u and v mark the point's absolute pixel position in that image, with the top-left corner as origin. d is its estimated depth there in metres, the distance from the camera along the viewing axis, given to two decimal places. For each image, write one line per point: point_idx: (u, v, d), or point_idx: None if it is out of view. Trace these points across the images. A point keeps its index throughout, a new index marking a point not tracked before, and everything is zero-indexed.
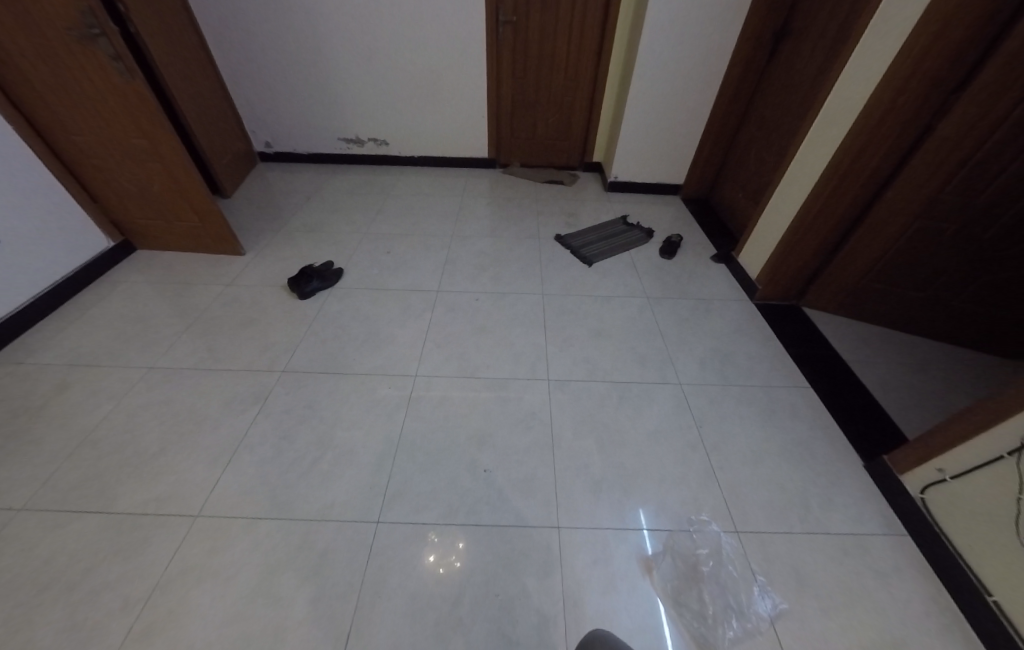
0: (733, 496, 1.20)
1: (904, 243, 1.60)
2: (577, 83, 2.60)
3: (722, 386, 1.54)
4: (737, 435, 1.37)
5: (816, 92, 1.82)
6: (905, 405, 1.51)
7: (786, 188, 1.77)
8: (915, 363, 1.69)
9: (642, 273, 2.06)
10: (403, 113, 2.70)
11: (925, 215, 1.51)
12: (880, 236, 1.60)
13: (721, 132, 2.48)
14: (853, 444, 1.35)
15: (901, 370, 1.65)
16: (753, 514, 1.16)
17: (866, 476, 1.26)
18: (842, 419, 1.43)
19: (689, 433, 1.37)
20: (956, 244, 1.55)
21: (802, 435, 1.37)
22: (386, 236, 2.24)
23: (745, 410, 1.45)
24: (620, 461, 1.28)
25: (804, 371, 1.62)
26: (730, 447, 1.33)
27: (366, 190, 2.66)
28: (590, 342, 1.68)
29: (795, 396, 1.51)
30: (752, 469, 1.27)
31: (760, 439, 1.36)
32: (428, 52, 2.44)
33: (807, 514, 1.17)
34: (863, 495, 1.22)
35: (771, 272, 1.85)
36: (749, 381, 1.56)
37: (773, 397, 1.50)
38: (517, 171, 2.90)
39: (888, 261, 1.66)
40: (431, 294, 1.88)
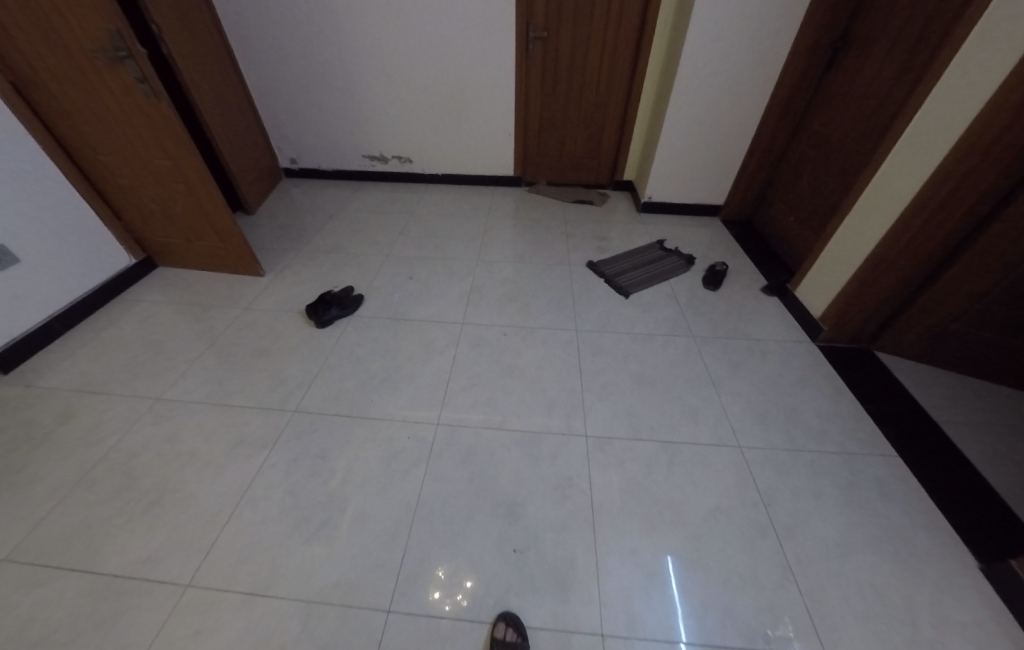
0: (817, 606, 1.00)
1: (1013, 283, 1.32)
2: (609, 98, 2.40)
3: (791, 453, 1.31)
4: (815, 521, 1.15)
5: (894, 106, 1.50)
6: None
7: (856, 221, 1.50)
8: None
9: (687, 306, 1.84)
10: (431, 129, 2.60)
11: None
12: (982, 275, 1.32)
13: (767, 147, 2.15)
14: (963, 539, 1.11)
15: (1012, 434, 1.37)
16: (844, 635, 0.95)
17: (983, 583, 1.04)
18: (945, 503, 1.19)
19: (756, 515, 1.17)
20: None
21: (896, 525, 1.14)
22: (408, 260, 2.11)
23: (824, 487, 1.23)
24: (677, 549, 1.09)
25: (889, 435, 1.36)
26: (808, 536, 1.12)
27: (389, 209, 2.56)
28: (632, 390, 1.49)
29: (883, 469, 1.27)
30: (838, 569, 1.06)
31: (844, 526, 1.14)
32: (459, 68, 2.33)
33: (915, 638, 0.94)
34: (983, 615, 0.99)
35: (839, 314, 1.59)
36: (824, 446, 1.33)
37: (856, 470, 1.27)
38: (545, 190, 2.74)
39: (991, 304, 1.38)
40: (456, 327, 1.74)
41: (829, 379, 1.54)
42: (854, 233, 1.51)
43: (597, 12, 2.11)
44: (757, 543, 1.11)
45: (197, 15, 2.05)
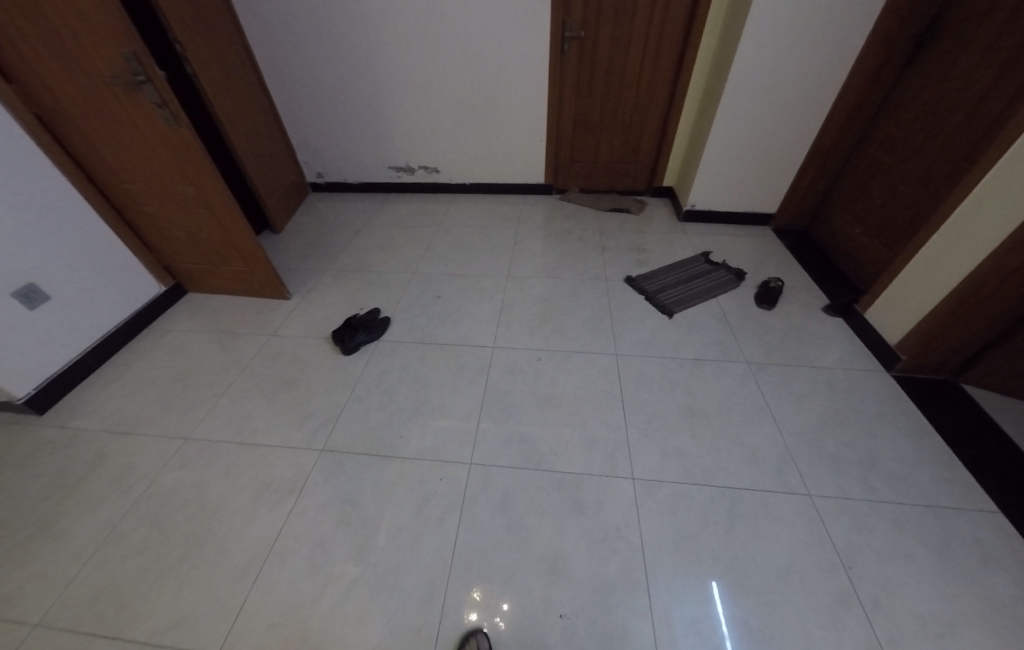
0: None
1: None
2: (650, 101, 2.30)
3: (868, 504, 1.17)
4: (905, 592, 1.02)
5: (991, 118, 1.39)
6: None
7: (944, 240, 1.35)
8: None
9: (737, 330, 1.71)
10: (456, 137, 2.51)
11: None
12: None
13: (829, 157, 2.06)
14: None
15: None
16: None
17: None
18: None
19: (833, 581, 1.04)
20: None
21: (1001, 602, 1.00)
22: (435, 277, 2.03)
23: (912, 549, 1.09)
24: (747, 620, 0.98)
25: (986, 486, 1.21)
26: (898, 610, 0.99)
27: (415, 222, 2.49)
28: (682, 424, 1.36)
29: (979, 529, 1.12)
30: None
31: (939, 597, 1.01)
32: (487, 75, 2.23)
33: None
34: None
35: (920, 341, 1.44)
36: (907, 500, 1.18)
37: (948, 529, 1.12)
38: (578, 198, 2.63)
39: None
40: (487, 351, 1.64)
41: (907, 416, 1.39)
42: (941, 254, 1.36)
43: (640, 13, 2.01)
44: (838, 614, 0.98)
45: (226, 37, 2.02)
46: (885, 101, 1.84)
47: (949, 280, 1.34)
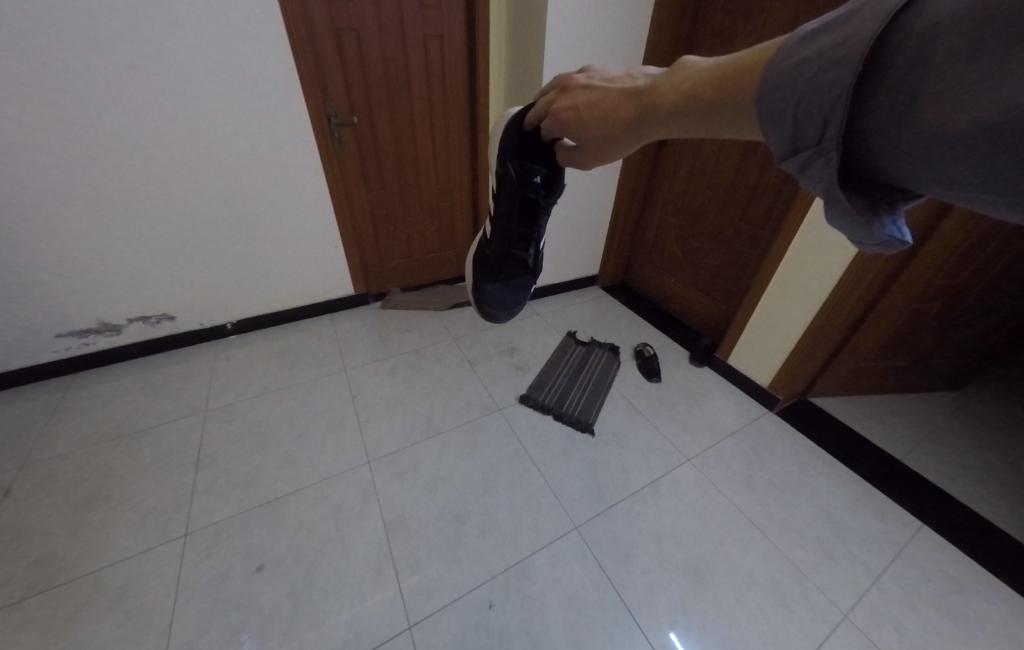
0: None
1: (904, 332, 1.37)
2: (453, 184, 2.02)
3: (873, 582, 1.07)
4: None
5: (754, 179, 1.57)
6: (991, 491, 1.31)
7: (778, 289, 1.44)
8: (949, 426, 1.55)
9: (655, 418, 1.53)
10: (189, 262, 1.58)
11: (922, 302, 1.28)
12: (881, 332, 1.32)
13: (627, 220, 2.15)
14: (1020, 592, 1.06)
15: (940, 443, 1.47)
16: None
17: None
18: (983, 557, 1.13)
19: None
20: (940, 320, 1.38)
21: (995, 620, 1.01)
22: (232, 525, 1.12)
23: (924, 606, 1.03)
24: None
25: (894, 496, 1.28)
26: None
27: (148, 417, 1.40)
28: (700, 597, 1.04)
29: (931, 547, 1.15)
30: None
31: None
32: (222, 169, 1.47)
33: None
34: None
35: (787, 381, 1.50)
36: (879, 548, 1.15)
37: (919, 563, 1.12)
38: (405, 302, 2.09)
39: (888, 350, 1.43)
40: (399, 642, 0.93)
41: (812, 452, 1.42)
42: (783, 301, 1.43)
43: (415, 92, 1.70)
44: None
45: None
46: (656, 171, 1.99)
47: (796, 324, 1.42)
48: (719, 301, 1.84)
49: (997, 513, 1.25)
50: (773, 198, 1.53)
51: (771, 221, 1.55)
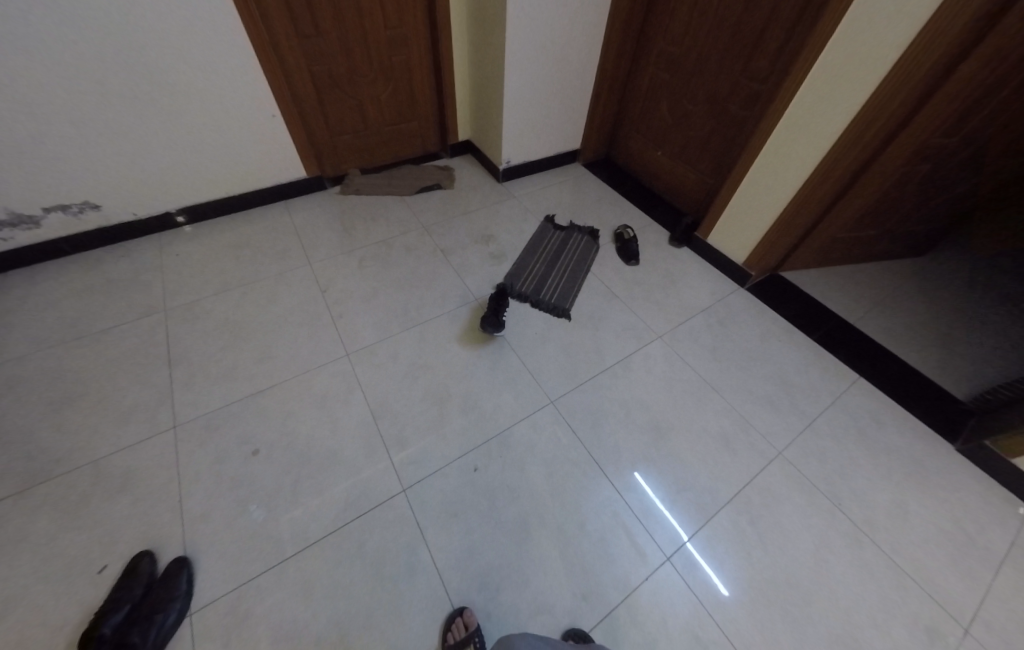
0: (927, 579, 0.97)
1: (886, 199, 1.32)
2: (406, 30, 1.62)
3: (810, 428, 1.23)
4: (866, 485, 1.12)
5: (764, 17, 1.30)
6: (925, 345, 1.44)
7: (770, 156, 1.32)
8: (905, 290, 1.63)
9: (630, 300, 1.55)
10: (92, 141, 1.31)
11: (913, 165, 1.20)
12: (864, 202, 1.27)
13: (614, 78, 1.85)
14: (929, 423, 1.24)
15: (892, 307, 1.56)
16: (956, 590, 0.96)
17: (981, 471, 1.15)
18: (904, 399, 1.30)
19: (834, 516, 1.07)
20: (926, 183, 1.33)
21: (902, 446, 1.19)
22: (220, 417, 1.14)
23: (848, 443, 1.20)
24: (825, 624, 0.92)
25: (841, 357, 1.40)
26: (872, 505, 1.08)
27: (103, 320, 1.32)
28: (661, 450, 1.18)
29: (864, 398, 1.30)
30: (907, 523, 1.06)
31: (891, 485, 1.12)
32: (94, 7, 1.11)
33: (979, 550, 1.01)
34: (983, 489, 1.12)
35: (762, 257, 1.50)
36: (820, 403, 1.29)
37: (851, 411, 1.27)
38: (366, 186, 1.88)
39: (866, 219, 1.40)
40: (397, 501, 1.05)
41: (776, 323, 1.49)
42: (772, 172, 1.34)
43: None
44: (863, 560, 1.00)
45: None
46: (651, 8, 1.63)
47: (782, 197, 1.35)
48: (706, 174, 1.71)
49: (925, 363, 1.39)
50: (783, 42, 1.29)
51: (774, 74, 1.34)
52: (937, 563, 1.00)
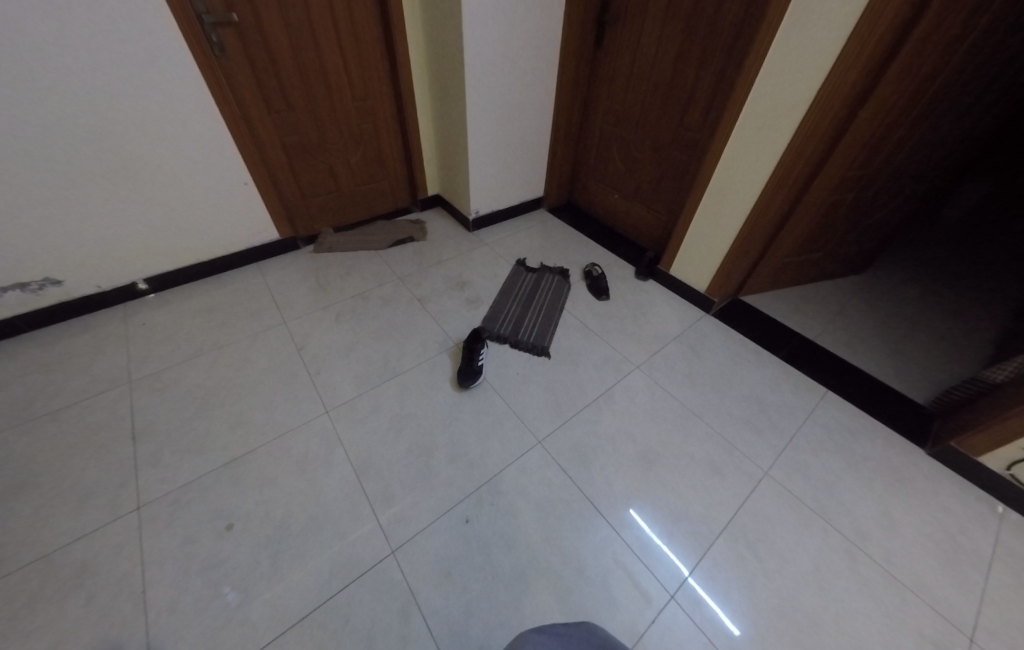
0: (924, 589, 0.98)
1: (821, 225, 1.47)
2: (372, 101, 1.75)
3: (790, 445, 1.27)
4: (852, 497, 1.14)
5: (691, 78, 1.49)
6: (881, 356, 1.54)
7: (716, 195, 1.45)
8: (854, 305, 1.76)
9: (606, 334, 1.60)
10: (60, 216, 1.31)
11: (838, 194, 1.35)
12: (803, 228, 1.41)
13: (568, 133, 2.02)
14: (897, 431, 1.30)
15: (846, 322, 1.68)
16: (952, 598, 0.97)
17: (953, 473, 1.20)
18: (872, 409, 1.36)
19: (827, 533, 1.08)
20: (853, 209, 1.48)
21: (877, 455, 1.24)
22: (190, 490, 1.08)
23: (828, 457, 1.24)
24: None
25: (809, 374, 1.47)
26: (861, 517, 1.10)
27: (61, 398, 1.25)
28: (653, 481, 1.17)
29: (836, 411, 1.36)
30: (896, 532, 1.08)
31: (875, 494, 1.15)
32: (71, 93, 1.17)
33: (965, 553, 1.04)
34: (958, 491, 1.17)
35: (723, 284, 1.60)
36: (796, 419, 1.33)
37: (826, 425, 1.32)
38: (339, 243, 1.92)
39: (807, 243, 1.54)
40: (386, 565, 0.99)
41: (744, 346, 1.57)
42: (718, 207, 1.47)
43: None
44: (861, 575, 1.01)
45: None
46: (594, 74, 1.83)
47: (732, 229, 1.47)
48: (661, 212, 1.85)
49: (884, 373, 1.48)
50: (711, 97, 1.47)
51: (708, 125, 1.51)
52: (930, 569, 1.01)
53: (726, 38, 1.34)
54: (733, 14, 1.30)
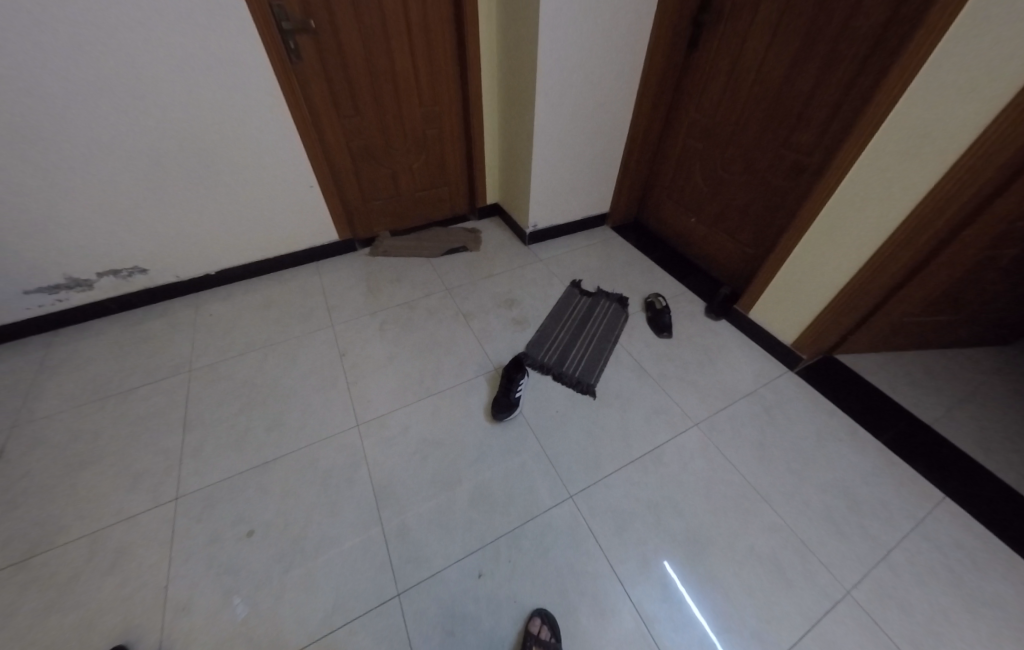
0: None
1: (962, 283, 1.17)
2: (441, 106, 1.71)
3: (883, 558, 1.02)
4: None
5: (806, 91, 1.24)
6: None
7: (820, 235, 1.22)
8: (990, 384, 1.40)
9: (662, 379, 1.42)
10: (150, 208, 1.43)
11: (995, 249, 1.06)
12: (936, 286, 1.13)
13: (645, 146, 1.83)
14: None
15: (978, 406, 1.34)
16: None
17: None
18: (1005, 531, 1.06)
19: None
20: (1012, 266, 1.16)
21: (1008, 597, 0.96)
22: (221, 490, 1.10)
23: (935, 586, 0.98)
24: None
25: (918, 467, 1.19)
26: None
27: (133, 377, 1.36)
28: (696, 570, 1.01)
29: (952, 524, 1.08)
30: None
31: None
32: (164, 98, 1.25)
33: None
34: None
35: (816, 339, 1.35)
36: (894, 525, 1.08)
37: (936, 540, 1.05)
38: (395, 247, 1.92)
39: (938, 302, 1.24)
40: (388, 609, 0.94)
41: (833, 417, 1.31)
42: (823, 248, 1.22)
43: None
44: None
45: None
46: (684, 82, 1.63)
47: (837, 277, 1.22)
48: (745, 244, 1.61)
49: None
50: (829, 116, 1.21)
51: (820, 149, 1.26)
52: None
53: (859, 45, 1.09)
54: (873, 16, 1.05)
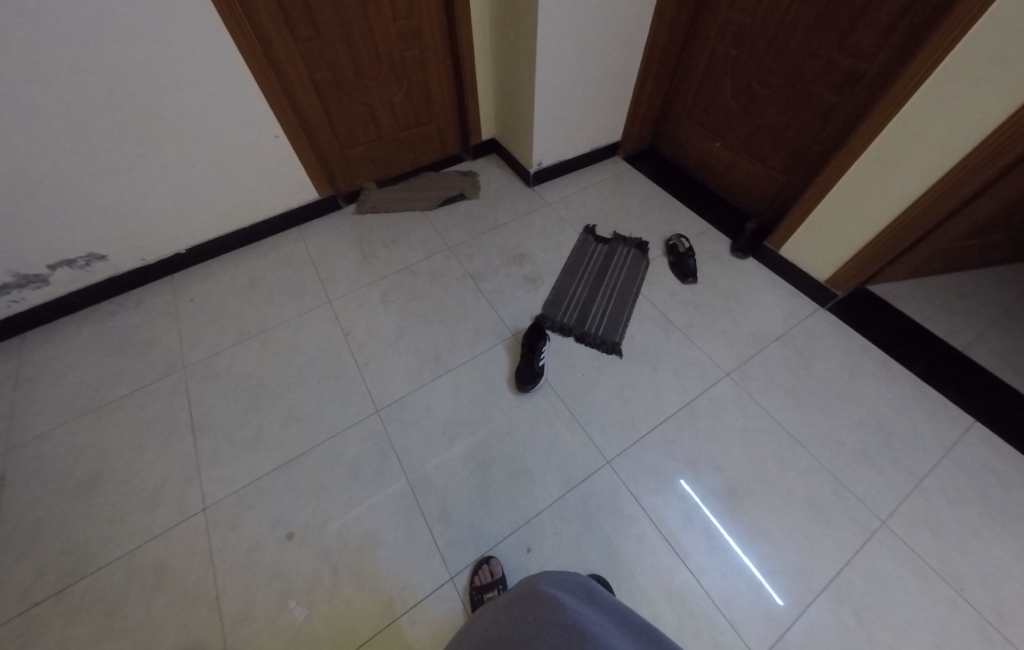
0: None
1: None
2: (418, 20, 1.39)
3: (918, 490, 1.05)
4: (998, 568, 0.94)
5: None
6: None
7: (876, 162, 1.07)
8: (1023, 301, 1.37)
9: (690, 329, 1.35)
10: (90, 187, 1.19)
11: None
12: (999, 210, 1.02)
13: (664, 56, 1.55)
14: None
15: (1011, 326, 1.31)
16: None
17: None
18: None
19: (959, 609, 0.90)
20: None
21: None
22: (251, 493, 1.06)
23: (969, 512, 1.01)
24: None
25: (953, 397, 1.19)
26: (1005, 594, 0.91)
27: (125, 382, 1.24)
28: (739, 521, 1.03)
29: (984, 451, 1.10)
30: None
31: None
32: (68, 46, 0.96)
33: None
34: None
35: (855, 274, 1.27)
36: (929, 458, 1.09)
37: (970, 469, 1.07)
38: (383, 201, 1.71)
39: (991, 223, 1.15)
40: (445, 592, 0.95)
41: (866, 354, 1.28)
42: (877, 177, 1.09)
43: None
44: None
45: None
46: None
47: (889, 209, 1.11)
48: (779, 169, 1.45)
49: None
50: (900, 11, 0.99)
51: (883, 53, 1.06)
52: None
53: None
54: None
